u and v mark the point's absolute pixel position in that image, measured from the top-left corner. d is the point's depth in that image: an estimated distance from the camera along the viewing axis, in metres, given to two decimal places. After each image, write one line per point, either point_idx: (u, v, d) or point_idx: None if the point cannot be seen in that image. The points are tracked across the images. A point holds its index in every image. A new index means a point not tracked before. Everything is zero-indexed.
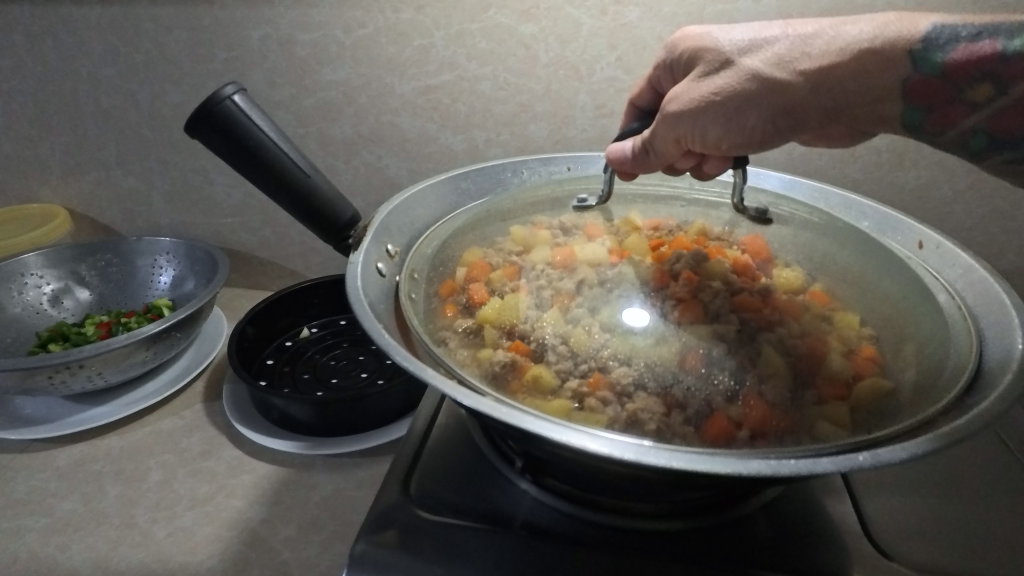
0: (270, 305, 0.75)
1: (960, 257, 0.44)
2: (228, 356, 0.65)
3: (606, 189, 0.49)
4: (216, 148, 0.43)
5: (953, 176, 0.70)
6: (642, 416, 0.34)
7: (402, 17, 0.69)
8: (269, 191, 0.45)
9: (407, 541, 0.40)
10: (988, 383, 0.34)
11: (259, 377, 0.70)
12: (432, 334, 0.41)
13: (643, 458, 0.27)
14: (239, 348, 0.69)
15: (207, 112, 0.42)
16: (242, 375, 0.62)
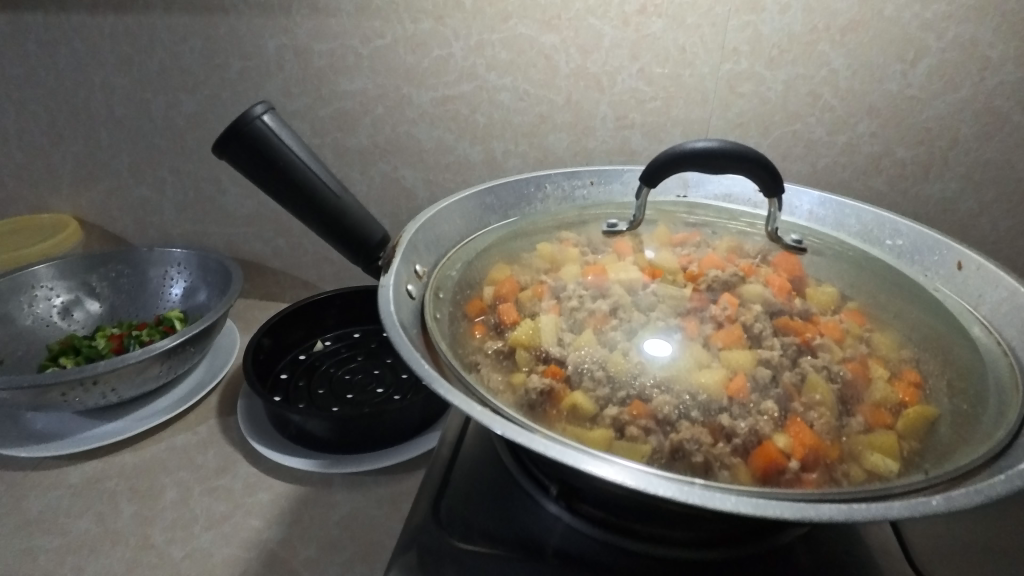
0: (284, 319, 0.73)
1: (1003, 278, 0.42)
2: (245, 372, 0.64)
3: (638, 212, 0.47)
4: (245, 169, 0.42)
5: (979, 189, 0.69)
6: (688, 447, 0.33)
7: (421, 27, 0.68)
8: (300, 213, 0.44)
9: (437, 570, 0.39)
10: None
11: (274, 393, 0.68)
12: (464, 359, 0.40)
13: (708, 503, 0.26)
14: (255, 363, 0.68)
15: (236, 133, 0.41)
16: (259, 392, 0.61)
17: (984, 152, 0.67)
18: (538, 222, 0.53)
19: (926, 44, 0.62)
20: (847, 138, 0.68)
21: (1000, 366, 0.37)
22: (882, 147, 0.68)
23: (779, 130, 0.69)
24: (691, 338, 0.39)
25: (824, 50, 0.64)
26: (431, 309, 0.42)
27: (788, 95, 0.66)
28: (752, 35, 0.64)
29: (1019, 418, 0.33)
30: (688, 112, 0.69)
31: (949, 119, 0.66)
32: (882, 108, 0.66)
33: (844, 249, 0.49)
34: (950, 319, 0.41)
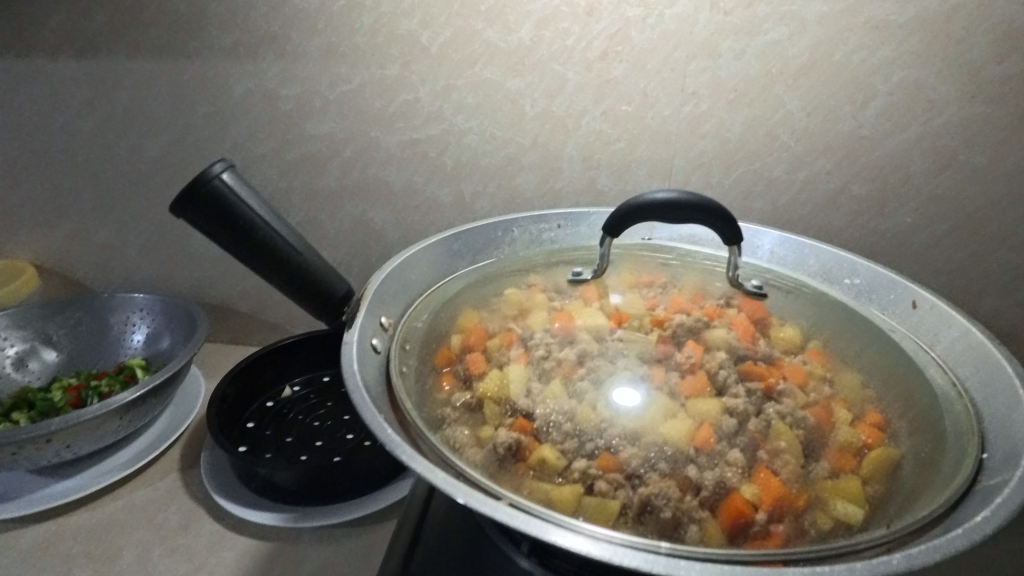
0: (249, 366, 0.72)
1: (957, 318, 0.43)
2: (209, 424, 0.62)
3: (602, 261, 0.47)
4: (204, 228, 0.41)
5: (932, 223, 0.72)
6: (656, 502, 0.33)
7: (388, 73, 0.69)
8: (262, 270, 0.43)
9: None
10: (1002, 460, 0.33)
11: (239, 443, 0.66)
12: (431, 415, 0.39)
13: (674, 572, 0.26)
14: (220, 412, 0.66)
15: (195, 193, 0.40)
16: (223, 445, 0.59)
17: (934, 188, 0.70)
18: (506, 266, 0.53)
19: (875, 87, 0.65)
20: (806, 176, 0.70)
21: (956, 407, 0.38)
22: (839, 184, 0.70)
23: (741, 169, 0.71)
24: (658, 387, 0.39)
25: (779, 92, 0.66)
26: (396, 364, 0.42)
27: (748, 135, 0.68)
28: (711, 79, 0.66)
29: (976, 462, 0.34)
30: (652, 153, 0.70)
31: (900, 157, 0.68)
32: (837, 147, 0.68)
33: (805, 289, 0.50)
34: (908, 359, 0.42)
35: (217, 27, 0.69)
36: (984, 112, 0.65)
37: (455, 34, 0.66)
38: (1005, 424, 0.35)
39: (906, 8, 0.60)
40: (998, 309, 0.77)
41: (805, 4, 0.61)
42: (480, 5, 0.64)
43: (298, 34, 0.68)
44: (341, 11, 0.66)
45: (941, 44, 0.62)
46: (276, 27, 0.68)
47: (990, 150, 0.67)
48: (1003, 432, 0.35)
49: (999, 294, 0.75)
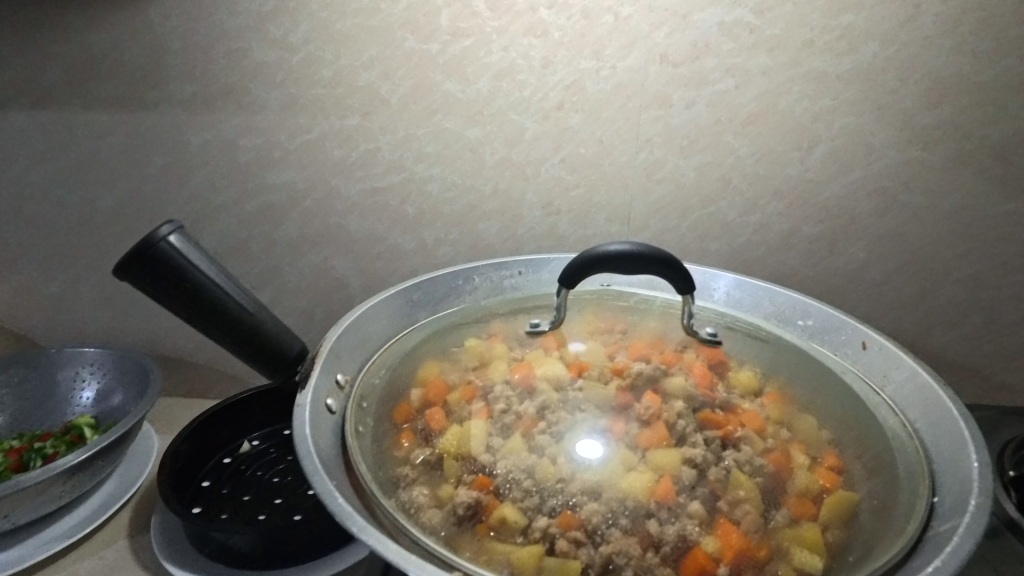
0: (206, 422, 0.69)
1: (904, 360, 0.45)
2: (160, 486, 0.59)
3: (559, 313, 0.46)
4: (150, 291, 0.40)
5: (880, 261, 0.75)
6: (617, 561, 0.33)
7: (347, 123, 0.69)
8: (211, 331, 0.43)
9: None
10: (953, 504, 0.34)
11: (193, 504, 0.63)
12: (389, 476, 0.38)
13: None
14: (171, 472, 0.63)
15: (141, 257, 0.40)
16: (173, 508, 0.56)
17: (880, 227, 0.73)
18: (467, 316, 0.53)
19: (818, 133, 0.68)
20: (759, 218, 0.73)
21: (908, 449, 0.39)
22: (791, 226, 0.73)
23: (696, 212, 0.73)
24: (618, 438, 0.39)
25: (729, 139, 0.68)
26: (353, 423, 0.41)
27: (701, 180, 0.71)
28: (664, 127, 0.68)
29: (928, 507, 0.34)
30: (610, 198, 0.72)
31: (846, 199, 0.71)
32: (786, 191, 0.71)
33: (760, 331, 0.50)
34: (860, 401, 0.43)
35: (174, 80, 0.69)
36: (921, 156, 0.68)
37: (414, 85, 0.67)
38: (955, 466, 0.36)
39: (842, 60, 0.64)
40: (947, 341, 0.79)
41: (749, 57, 0.64)
42: (438, 58, 0.66)
43: (257, 86, 0.68)
44: (301, 64, 0.67)
45: (876, 93, 0.65)
46: (235, 79, 0.68)
47: (929, 191, 0.70)
48: (953, 474, 0.36)
49: (947, 327, 0.78)
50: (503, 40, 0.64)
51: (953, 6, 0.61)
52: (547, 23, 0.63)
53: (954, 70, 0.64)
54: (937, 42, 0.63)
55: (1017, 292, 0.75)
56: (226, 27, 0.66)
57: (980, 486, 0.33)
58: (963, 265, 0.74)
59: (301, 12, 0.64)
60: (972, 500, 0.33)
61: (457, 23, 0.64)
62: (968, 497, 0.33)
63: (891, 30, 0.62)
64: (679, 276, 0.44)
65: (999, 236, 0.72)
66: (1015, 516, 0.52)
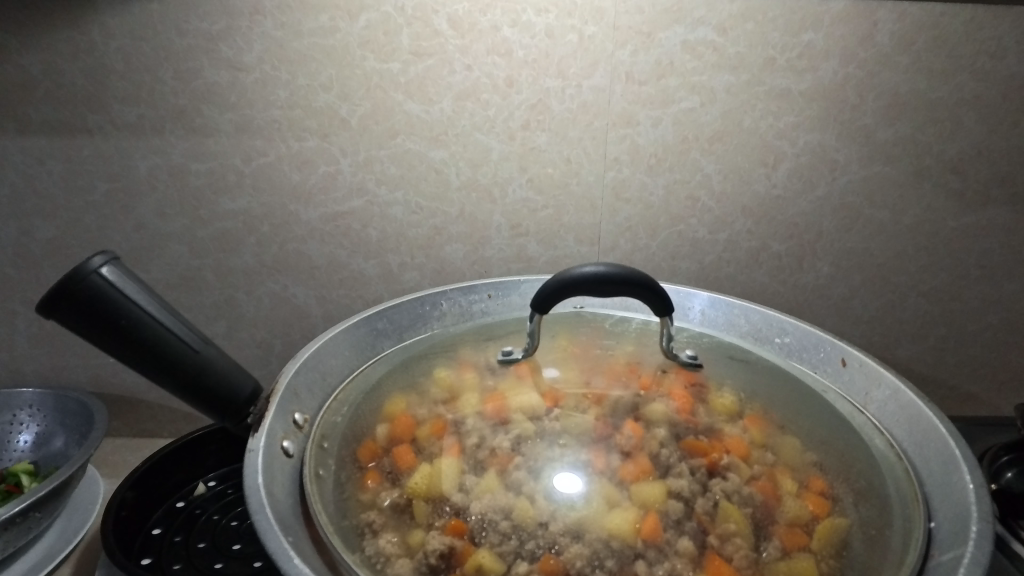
0: (156, 465, 0.64)
1: (885, 376, 0.44)
2: (103, 537, 0.54)
3: (531, 338, 0.45)
4: (80, 329, 0.37)
5: (848, 275, 0.75)
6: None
7: (306, 145, 0.67)
8: (150, 372, 0.39)
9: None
10: (950, 532, 0.32)
11: (141, 555, 0.57)
12: (354, 523, 0.35)
13: None
14: (118, 520, 0.57)
15: (69, 292, 0.36)
16: (120, 563, 0.51)
17: (846, 242, 0.73)
18: (435, 345, 0.50)
19: (783, 150, 0.68)
20: (727, 236, 0.72)
21: (897, 472, 0.38)
22: (760, 242, 0.73)
23: (666, 231, 0.72)
24: (599, 472, 0.36)
25: (697, 157, 0.68)
26: (312, 466, 0.38)
27: (669, 199, 0.70)
28: (631, 146, 0.67)
29: (923, 534, 0.33)
30: (579, 219, 0.71)
31: (812, 215, 0.71)
32: (753, 208, 0.71)
33: (738, 352, 0.49)
34: (844, 423, 0.42)
35: (119, 102, 0.65)
36: (882, 170, 0.69)
37: (374, 106, 0.65)
38: (947, 489, 0.35)
39: (804, 77, 0.65)
40: (915, 353, 0.80)
41: (713, 75, 0.64)
42: (400, 77, 0.64)
43: (209, 109, 0.65)
44: (255, 84, 0.64)
45: (837, 110, 0.66)
46: (185, 101, 0.65)
47: (891, 205, 0.71)
48: (946, 497, 0.34)
49: (914, 338, 0.79)
50: (466, 59, 0.63)
51: (907, 25, 0.63)
52: (511, 42, 0.62)
53: (911, 87, 0.65)
54: (893, 60, 0.64)
55: (978, 302, 0.77)
56: (175, 47, 0.63)
57: (977, 511, 0.32)
58: (926, 278, 0.75)
59: (255, 32, 0.62)
60: (972, 526, 0.31)
61: (419, 42, 0.62)
62: (967, 523, 0.31)
63: (849, 48, 0.63)
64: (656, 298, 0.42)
65: (958, 248, 0.73)
66: (999, 528, 0.52)
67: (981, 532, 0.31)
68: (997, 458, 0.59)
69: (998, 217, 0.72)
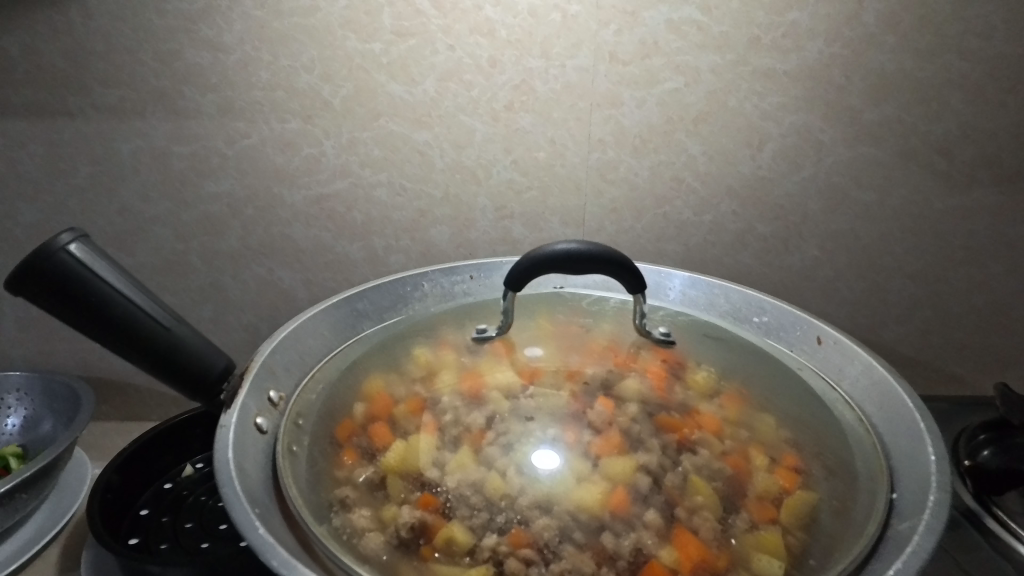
0: (144, 446, 0.65)
1: (859, 353, 0.44)
2: (88, 518, 0.55)
3: (505, 316, 0.45)
4: (49, 307, 0.37)
5: (833, 257, 0.75)
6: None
7: (289, 127, 0.66)
8: (121, 351, 0.40)
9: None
10: (910, 502, 0.32)
11: (128, 535, 0.59)
12: (327, 498, 0.35)
13: None
14: (103, 503, 0.58)
15: (36, 269, 0.37)
16: (102, 543, 0.51)
17: (832, 224, 0.73)
18: (415, 324, 0.50)
19: (769, 131, 0.68)
20: (712, 218, 0.72)
21: (866, 446, 0.38)
22: (745, 224, 0.73)
23: (651, 213, 0.72)
24: (572, 447, 0.37)
25: (681, 138, 0.68)
26: (286, 442, 0.38)
27: (655, 180, 0.70)
28: (616, 127, 0.67)
29: (887, 505, 0.33)
30: (564, 200, 0.70)
31: (797, 196, 0.71)
32: (738, 189, 0.71)
33: (715, 330, 0.49)
34: (816, 399, 0.42)
35: (99, 84, 0.64)
36: (868, 151, 0.69)
37: (357, 87, 0.64)
38: (912, 461, 0.35)
39: (789, 57, 0.64)
40: (900, 334, 0.80)
41: (698, 55, 0.64)
42: (382, 58, 0.63)
43: (191, 90, 0.65)
44: (237, 65, 0.63)
45: (823, 90, 0.66)
46: (166, 82, 0.64)
47: (877, 186, 0.71)
48: (910, 469, 0.35)
49: (900, 320, 0.79)
50: (449, 39, 0.62)
51: (893, 3, 0.62)
52: (494, 22, 0.62)
53: (897, 67, 0.65)
54: (879, 39, 0.64)
55: (963, 284, 0.77)
56: (155, 27, 0.62)
57: (937, 481, 0.32)
58: (912, 259, 0.75)
59: (235, 11, 0.61)
60: (931, 496, 0.32)
61: (401, 22, 0.62)
62: (926, 493, 0.32)
63: (835, 27, 0.63)
64: (630, 277, 0.42)
65: (944, 229, 0.73)
66: (974, 505, 0.53)
67: (941, 503, 0.31)
68: (974, 436, 0.61)
69: (983, 198, 0.72)
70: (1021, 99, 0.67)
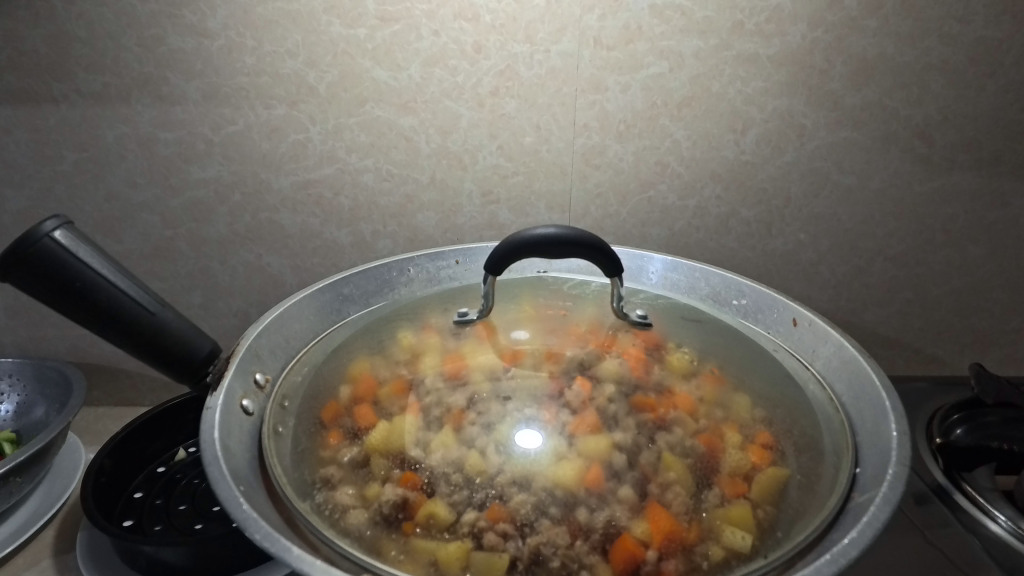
0: (140, 429, 0.66)
1: (831, 334, 0.45)
2: (82, 501, 0.55)
3: (486, 299, 0.46)
4: (36, 293, 0.38)
5: (815, 240, 0.76)
6: (544, 552, 0.32)
7: (274, 113, 0.66)
8: (108, 336, 0.40)
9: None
10: (872, 475, 0.34)
11: (123, 516, 0.60)
12: (312, 477, 0.36)
13: None
14: (96, 486, 0.58)
15: (23, 257, 0.37)
16: (97, 523, 0.52)
17: (814, 208, 0.74)
18: (400, 309, 0.51)
19: (751, 115, 0.68)
20: (697, 202, 0.73)
21: (834, 424, 0.39)
22: (729, 208, 0.73)
23: (636, 197, 0.72)
24: (550, 427, 0.38)
25: (666, 123, 0.68)
26: (271, 424, 0.39)
27: (639, 165, 0.70)
28: (600, 112, 0.67)
29: (850, 479, 0.35)
30: (549, 185, 0.71)
31: (780, 180, 0.72)
32: (723, 174, 0.71)
33: (693, 313, 0.50)
34: (788, 379, 0.43)
35: (82, 69, 0.64)
36: (849, 136, 0.70)
37: (342, 73, 0.64)
38: (876, 436, 0.36)
39: (772, 42, 0.65)
40: (881, 316, 0.82)
41: (681, 39, 0.64)
42: (366, 44, 0.63)
43: (175, 76, 0.65)
44: (221, 51, 0.63)
45: (805, 75, 0.66)
46: (150, 68, 0.64)
47: (858, 170, 0.72)
48: (874, 444, 0.36)
49: (881, 302, 0.81)
50: (433, 25, 0.62)
51: None
52: (477, 6, 0.62)
53: (878, 51, 0.66)
54: (861, 24, 0.64)
55: (943, 267, 0.78)
56: (137, 13, 0.62)
57: (897, 455, 0.33)
58: (893, 242, 0.77)
59: None
60: (890, 469, 0.33)
61: (384, 7, 0.62)
62: (886, 466, 0.33)
63: (817, 12, 0.63)
64: (608, 263, 0.43)
65: (925, 212, 0.75)
66: (943, 481, 0.55)
67: (900, 477, 0.32)
68: (948, 416, 0.64)
69: (963, 182, 0.73)
70: (1000, 83, 0.67)
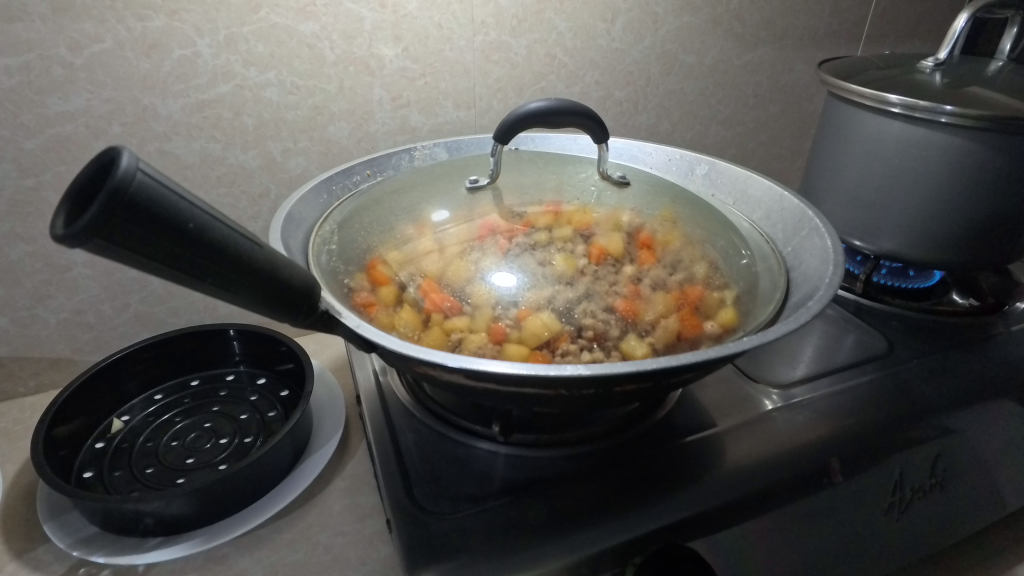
0: (92, 382, 0.57)
1: (724, 166, 0.62)
2: (41, 476, 0.47)
3: (496, 167, 0.54)
4: (141, 251, 0.28)
5: (669, 113, 0.91)
6: (620, 333, 0.42)
7: (151, 26, 0.58)
8: (229, 287, 0.32)
9: (455, 557, 0.40)
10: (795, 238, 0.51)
11: (81, 469, 0.53)
12: (407, 334, 0.42)
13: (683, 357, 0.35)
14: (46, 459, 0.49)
15: (125, 205, 0.26)
16: (76, 492, 0.45)
17: (667, 85, 0.88)
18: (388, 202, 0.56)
19: (618, 5, 0.78)
20: (580, 88, 0.82)
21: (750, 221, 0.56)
22: (605, 91, 0.84)
23: (530, 89, 0.79)
24: (582, 260, 0.47)
25: (551, 16, 0.75)
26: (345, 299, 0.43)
27: (531, 58, 0.77)
28: (495, 8, 0.71)
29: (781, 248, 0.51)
30: (454, 84, 0.74)
31: (642, 63, 0.84)
32: (598, 61, 0.81)
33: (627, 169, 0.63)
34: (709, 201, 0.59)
35: None
36: (689, 20, 0.84)
37: None
38: (782, 216, 0.54)
39: None
40: None
41: None
42: None
43: None
44: None
45: None
46: None
47: (696, 50, 0.87)
48: (784, 220, 0.53)
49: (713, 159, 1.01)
50: None
51: None
52: None
53: None
54: None
55: (753, 125, 1.00)
56: None
57: (808, 216, 0.50)
58: (721, 108, 0.95)
59: None
60: (808, 225, 0.50)
61: None
62: (803, 227, 0.50)
63: None
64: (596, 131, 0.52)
65: (741, 82, 0.93)
66: None
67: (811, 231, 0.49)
68: None
69: (764, 54, 0.92)
70: None
